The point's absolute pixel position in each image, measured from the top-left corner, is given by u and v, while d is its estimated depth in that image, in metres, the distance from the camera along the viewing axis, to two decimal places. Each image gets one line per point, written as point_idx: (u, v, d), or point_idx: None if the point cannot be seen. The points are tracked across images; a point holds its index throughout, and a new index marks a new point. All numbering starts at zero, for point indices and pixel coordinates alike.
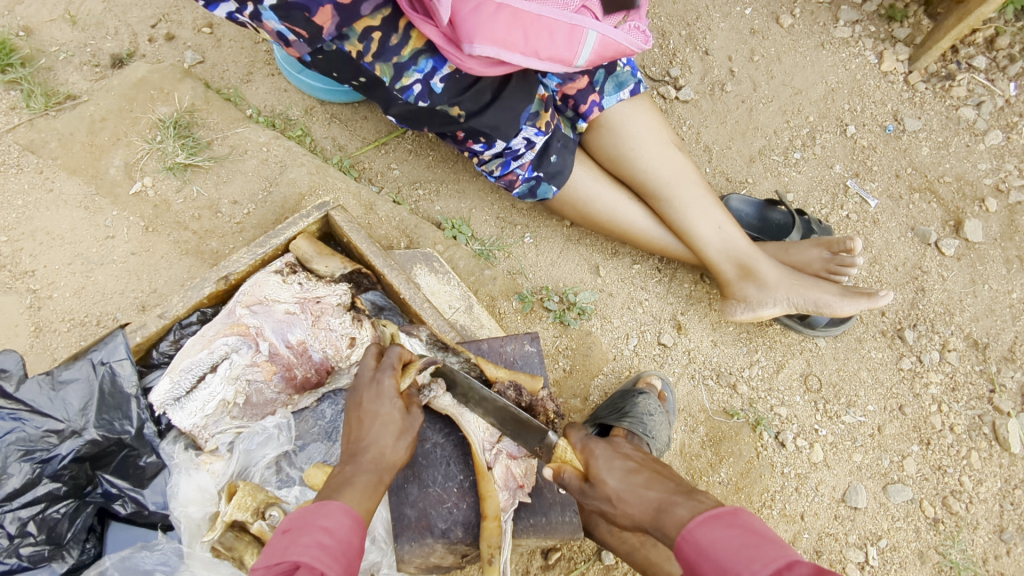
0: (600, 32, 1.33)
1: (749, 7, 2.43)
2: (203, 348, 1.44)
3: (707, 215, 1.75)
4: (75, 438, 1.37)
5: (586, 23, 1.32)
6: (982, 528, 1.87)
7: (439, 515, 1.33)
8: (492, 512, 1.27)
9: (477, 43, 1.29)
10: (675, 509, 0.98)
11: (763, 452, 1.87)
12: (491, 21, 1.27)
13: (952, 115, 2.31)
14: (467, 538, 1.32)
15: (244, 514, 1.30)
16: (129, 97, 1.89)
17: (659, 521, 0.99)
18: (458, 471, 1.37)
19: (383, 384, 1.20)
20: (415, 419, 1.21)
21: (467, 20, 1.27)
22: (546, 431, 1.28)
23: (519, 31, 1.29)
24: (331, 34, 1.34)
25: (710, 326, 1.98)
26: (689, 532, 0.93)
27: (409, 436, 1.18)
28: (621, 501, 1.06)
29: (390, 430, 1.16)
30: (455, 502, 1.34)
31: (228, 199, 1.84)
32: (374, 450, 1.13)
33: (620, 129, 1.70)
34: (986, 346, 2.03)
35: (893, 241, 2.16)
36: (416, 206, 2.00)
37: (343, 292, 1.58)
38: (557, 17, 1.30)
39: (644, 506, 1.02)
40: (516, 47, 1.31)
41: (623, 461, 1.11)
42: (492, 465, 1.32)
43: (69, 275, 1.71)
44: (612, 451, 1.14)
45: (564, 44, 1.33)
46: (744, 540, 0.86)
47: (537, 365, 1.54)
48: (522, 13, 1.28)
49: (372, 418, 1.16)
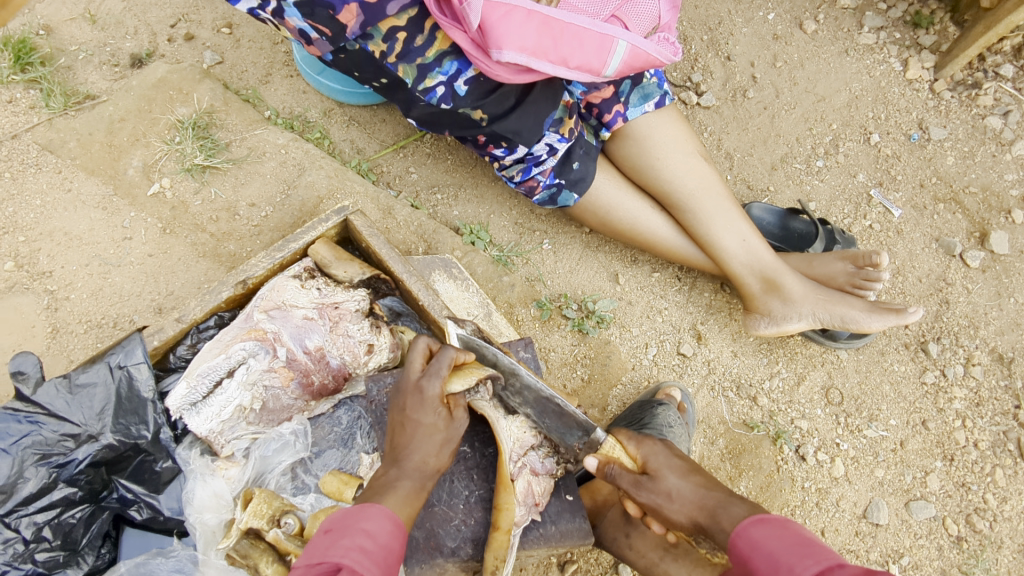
0: (630, 41, 1.31)
1: (772, 13, 2.40)
2: (220, 353, 1.44)
3: (732, 227, 1.72)
4: (91, 443, 1.36)
5: (615, 33, 1.31)
6: (1006, 547, 1.83)
7: (448, 533, 1.30)
8: (506, 525, 1.22)
9: (508, 50, 1.26)
10: (733, 507, 1.07)
11: (783, 466, 1.84)
12: (521, 28, 1.26)
13: (979, 125, 2.26)
14: (478, 554, 1.29)
15: (260, 522, 1.29)
16: (148, 98, 1.89)
17: (717, 517, 1.08)
18: (463, 488, 1.34)
19: (427, 394, 1.16)
20: (460, 428, 1.20)
21: (498, 26, 1.25)
22: (593, 428, 1.31)
23: (548, 39, 1.28)
24: (355, 32, 1.33)
25: (730, 337, 1.95)
26: (742, 531, 1.01)
27: (451, 445, 1.19)
28: (678, 497, 1.15)
29: (434, 440, 1.16)
30: (462, 518, 1.32)
31: (246, 201, 1.82)
32: (415, 458, 1.14)
33: (645, 139, 1.68)
34: (1012, 361, 1.99)
35: (916, 252, 2.13)
36: (434, 210, 1.98)
37: (362, 298, 1.58)
38: (585, 26, 1.29)
39: (702, 502, 1.12)
40: (545, 54, 1.29)
41: (676, 462, 1.20)
42: (516, 478, 1.29)
43: (87, 276, 1.70)
44: (666, 452, 1.23)
45: (593, 53, 1.31)
46: (797, 540, 0.94)
47: (533, 370, 1.49)
48: (551, 21, 1.27)
49: (418, 426, 1.16)
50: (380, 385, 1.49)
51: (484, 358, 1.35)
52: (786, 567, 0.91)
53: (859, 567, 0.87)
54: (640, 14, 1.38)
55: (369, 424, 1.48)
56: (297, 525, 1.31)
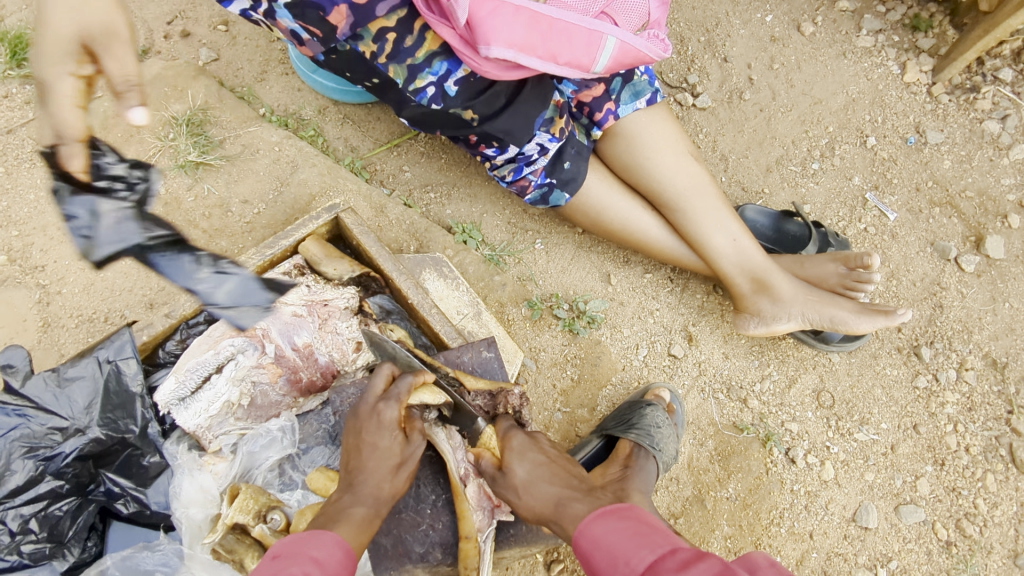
0: (619, 37, 1.31)
1: (770, 15, 2.39)
2: (209, 349, 1.45)
3: (723, 226, 1.71)
4: (79, 436, 1.37)
5: (604, 28, 1.31)
6: (996, 552, 1.82)
7: (416, 539, 1.30)
8: (470, 533, 1.23)
9: (497, 45, 1.27)
10: (573, 506, 1.10)
11: (772, 468, 1.83)
12: (509, 22, 1.26)
13: (977, 129, 2.26)
14: (447, 559, 1.30)
15: (246, 517, 1.30)
16: (143, 94, 1.90)
17: (558, 515, 1.11)
18: (430, 492, 1.34)
19: (385, 417, 1.16)
20: (416, 453, 1.19)
21: (486, 20, 1.25)
22: (476, 418, 1.31)
23: (537, 33, 1.28)
24: (344, 33, 1.34)
25: (722, 338, 1.95)
26: (585, 528, 1.03)
27: (406, 470, 1.18)
28: (527, 491, 1.16)
29: (389, 465, 1.15)
30: (430, 523, 1.32)
31: (238, 198, 1.83)
32: (371, 484, 1.12)
33: (634, 138, 1.67)
34: (1005, 366, 1.98)
35: (911, 256, 2.12)
36: (426, 209, 1.98)
37: (351, 295, 1.58)
38: (574, 21, 1.29)
39: (548, 499, 1.13)
40: (534, 49, 1.30)
41: (535, 455, 1.21)
42: (465, 481, 1.26)
43: (79, 271, 1.71)
44: (528, 443, 1.23)
45: (581, 49, 1.31)
46: (634, 530, 0.97)
47: (497, 370, 1.47)
48: (540, 16, 1.27)
49: (373, 450, 1.15)
50: (343, 395, 1.48)
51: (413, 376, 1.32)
52: (624, 560, 0.93)
53: (688, 553, 0.90)
54: (630, 11, 1.38)
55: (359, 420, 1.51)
56: (283, 520, 1.35)
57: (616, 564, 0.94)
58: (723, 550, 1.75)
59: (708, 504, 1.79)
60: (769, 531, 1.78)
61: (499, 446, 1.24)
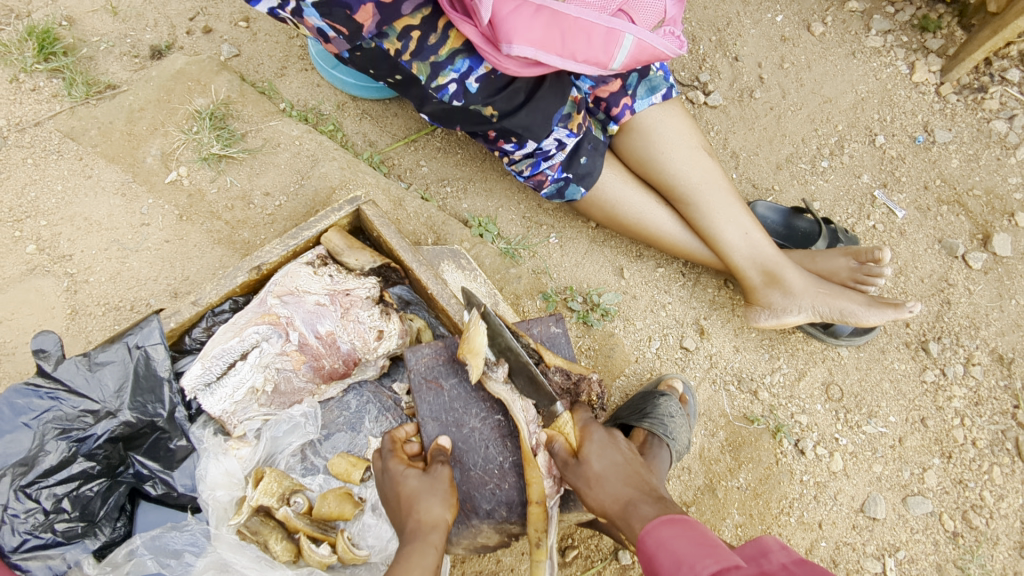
0: (637, 35, 1.34)
1: (780, 15, 2.43)
2: (234, 336, 1.48)
3: (735, 220, 1.75)
4: (110, 418, 1.41)
5: (622, 27, 1.34)
6: (1002, 544, 1.85)
7: (483, 496, 1.39)
8: (538, 497, 1.30)
9: (518, 43, 1.31)
10: (642, 508, 1.12)
11: (782, 459, 1.87)
12: (530, 22, 1.30)
13: (984, 128, 2.29)
14: (513, 516, 1.39)
15: (271, 499, 1.38)
16: (167, 89, 1.94)
17: (625, 514, 1.14)
18: (498, 454, 1.42)
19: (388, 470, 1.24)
20: (443, 477, 1.24)
21: (509, 19, 1.30)
22: (554, 399, 1.35)
23: (557, 33, 1.32)
24: (371, 31, 1.36)
25: (732, 332, 1.99)
26: (651, 530, 1.06)
27: (440, 489, 1.21)
28: (599, 485, 1.20)
29: (420, 498, 1.18)
30: (497, 482, 1.41)
31: (260, 190, 1.87)
32: (413, 520, 1.15)
33: (650, 133, 1.71)
34: (1012, 361, 2.01)
35: (919, 253, 2.15)
36: (444, 203, 2.02)
37: (372, 285, 1.61)
38: (593, 19, 1.32)
39: (617, 496, 1.17)
40: (554, 47, 1.34)
41: (613, 453, 1.25)
42: (535, 451, 1.34)
43: (106, 260, 1.75)
44: (607, 439, 1.27)
45: (600, 46, 1.35)
46: (700, 539, 1.00)
47: (563, 345, 1.54)
48: (560, 14, 1.31)
49: (398, 495, 1.19)
50: (418, 355, 1.48)
51: (503, 341, 1.39)
52: (688, 564, 0.96)
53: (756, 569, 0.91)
54: (647, 8, 1.41)
55: (376, 409, 1.61)
56: (306, 504, 1.42)
57: (678, 566, 0.97)
58: (734, 539, 1.78)
59: (719, 493, 1.82)
60: (779, 520, 1.82)
61: (576, 436, 1.29)
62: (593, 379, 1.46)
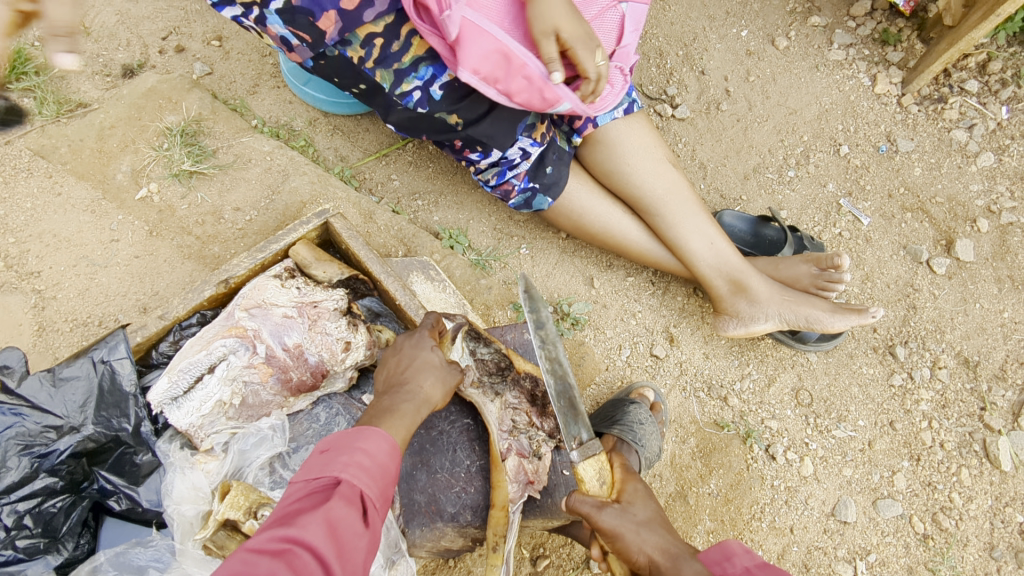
0: (573, 105, 1.44)
1: (745, 30, 2.50)
2: (202, 349, 1.48)
3: (700, 231, 1.78)
4: (73, 434, 1.41)
5: (566, 95, 1.42)
6: (972, 545, 1.87)
7: (448, 499, 1.40)
8: (501, 502, 1.31)
9: (464, 70, 1.36)
10: (693, 563, 1.09)
11: (753, 465, 1.88)
12: (482, 52, 1.34)
13: (945, 137, 2.35)
14: (476, 521, 1.40)
15: (236, 513, 1.31)
16: (138, 107, 1.96)
17: (672, 565, 1.10)
18: (465, 458, 1.44)
19: (423, 337, 1.31)
20: (455, 373, 1.30)
21: (463, 45, 1.33)
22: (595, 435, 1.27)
23: (502, 71, 1.37)
24: (333, 39, 1.40)
25: (702, 339, 2.01)
26: None
27: (446, 384, 1.27)
28: (642, 531, 1.16)
29: (431, 372, 1.25)
30: (463, 486, 1.41)
31: (231, 206, 1.88)
32: (414, 385, 1.21)
33: (615, 145, 1.74)
34: (977, 364, 2.05)
35: (885, 259, 2.19)
36: (415, 216, 2.03)
37: (340, 297, 1.61)
38: (541, 75, 1.38)
39: (665, 547, 1.14)
40: (496, 82, 1.39)
41: (653, 505, 1.23)
42: (505, 456, 1.35)
43: (74, 277, 1.75)
44: (646, 492, 1.26)
45: (539, 99, 1.42)
46: None
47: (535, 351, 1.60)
48: (511, 56, 1.35)
49: (416, 359, 1.27)
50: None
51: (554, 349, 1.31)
52: None
53: None
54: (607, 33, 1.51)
55: (346, 421, 1.61)
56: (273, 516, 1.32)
57: None
58: (706, 545, 1.79)
59: (690, 500, 1.83)
60: (750, 526, 1.83)
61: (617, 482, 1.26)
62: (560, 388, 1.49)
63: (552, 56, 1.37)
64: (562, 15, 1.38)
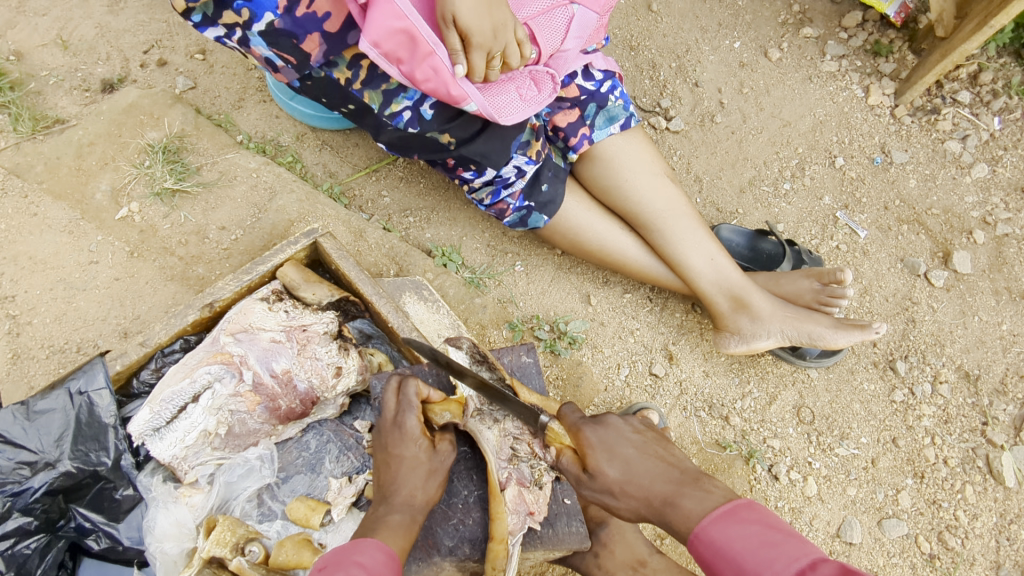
0: (477, 104, 1.36)
1: (737, 41, 2.48)
2: (185, 378, 1.40)
3: (700, 247, 1.74)
4: (48, 470, 1.35)
5: (468, 93, 1.34)
6: (978, 564, 1.84)
7: (446, 532, 1.34)
8: (500, 534, 1.25)
9: (364, 41, 1.24)
10: (680, 503, 1.01)
11: (756, 486, 1.85)
12: (386, 26, 1.23)
13: (939, 148, 2.33)
14: (475, 554, 1.33)
15: (223, 550, 1.30)
16: (118, 123, 1.89)
17: (664, 514, 1.03)
18: (463, 488, 1.38)
19: (407, 427, 1.19)
20: (444, 461, 1.22)
21: (371, 15, 1.22)
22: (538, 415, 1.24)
23: (407, 52, 1.26)
24: (318, 61, 1.35)
25: (701, 357, 1.97)
26: (705, 531, 0.95)
27: (438, 476, 1.20)
28: (623, 493, 1.08)
29: (418, 473, 1.18)
30: (461, 518, 1.36)
31: (216, 225, 1.82)
32: (403, 494, 1.16)
33: (612, 161, 1.71)
34: (978, 378, 2.02)
35: (882, 272, 2.17)
36: (406, 233, 1.98)
37: (330, 320, 1.56)
38: (443, 66, 1.28)
39: (648, 497, 1.05)
40: (399, 61, 1.28)
41: (623, 450, 1.10)
42: (505, 485, 1.28)
43: (51, 300, 1.69)
44: (609, 437, 1.12)
45: (441, 91, 1.33)
46: (763, 538, 0.90)
47: (534, 376, 1.52)
48: (418, 40, 1.25)
49: (400, 459, 1.18)
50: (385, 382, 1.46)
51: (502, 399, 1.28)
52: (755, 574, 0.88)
53: (831, 568, 0.84)
54: (553, 30, 1.42)
55: (337, 449, 1.53)
56: (262, 553, 1.33)
57: None
58: None
59: None
60: None
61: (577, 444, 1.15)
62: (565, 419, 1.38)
63: (456, 48, 1.27)
64: (476, 5, 1.23)
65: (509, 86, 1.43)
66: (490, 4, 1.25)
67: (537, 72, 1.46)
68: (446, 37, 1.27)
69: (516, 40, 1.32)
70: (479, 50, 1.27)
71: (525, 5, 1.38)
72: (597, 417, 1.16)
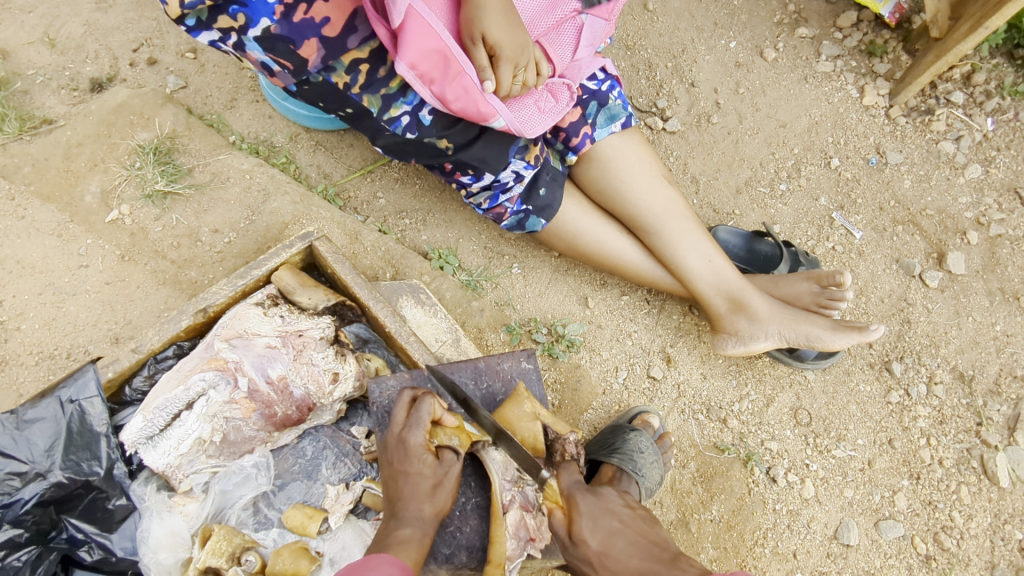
0: (505, 122, 1.40)
1: (733, 41, 2.47)
2: (179, 384, 1.38)
3: (698, 248, 1.74)
4: (39, 481, 1.32)
5: (498, 110, 1.38)
6: (974, 565, 1.85)
7: (443, 540, 1.33)
8: (498, 559, 1.22)
9: (400, 62, 1.29)
10: None
11: (754, 489, 1.85)
12: (421, 47, 1.28)
13: (933, 149, 2.34)
14: (472, 562, 1.32)
15: (219, 560, 1.28)
16: (107, 123, 1.85)
17: None
18: (461, 495, 1.37)
19: (411, 443, 1.18)
20: (450, 471, 1.19)
21: (405, 37, 1.27)
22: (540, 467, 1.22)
23: (439, 71, 1.31)
24: (316, 66, 1.32)
25: (699, 359, 1.97)
26: None
27: (445, 488, 1.17)
28: (602, 563, 1.14)
29: (423, 488, 1.15)
30: (458, 525, 1.34)
31: (208, 227, 1.79)
32: (412, 508, 1.13)
33: (611, 163, 1.69)
34: (972, 379, 2.03)
35: (878, 273, 2.17)
36: (402, 235, 1.96)
37: (326, 325, 1.53)
38: (475, 82, 1.33)
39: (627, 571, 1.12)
40: (431, 82, 1.32)
41: (608, 523, 1.17)
42: (506, 509, 1.28)
43: (40, 306, 1.66)
44: (598, 510, 1.19)
45: (473, 109, 1.36)
46: None
47: (535, 382, 1.51)
48: (451, 59, 1.30)
49: (407, 473, 1.16)
50: (382, 388, 1.44)
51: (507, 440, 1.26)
52: None
53: None
54: (563, 46, 1.47)
55: (334, 455, 1.51)
56: (258, 563, 1.32)
57: None
58: None
59: (692, 527, 1.79)
60: (753, 552, 1.80)
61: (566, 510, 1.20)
62: (570, 438, 1.34)
63: (485, 64, 1.33)
64: (500, 23, 1.33)
65: (528, 102, 1.47)
66: (512, 23, 1.35)
67: (553, 84, 1.50)
68: (473, 56, 1.33)
69: (535, 60, 1.41)
70: (508, 63, 1.36)
71: (537, 23, 1.46)
72: (591, 488, 1.23)
